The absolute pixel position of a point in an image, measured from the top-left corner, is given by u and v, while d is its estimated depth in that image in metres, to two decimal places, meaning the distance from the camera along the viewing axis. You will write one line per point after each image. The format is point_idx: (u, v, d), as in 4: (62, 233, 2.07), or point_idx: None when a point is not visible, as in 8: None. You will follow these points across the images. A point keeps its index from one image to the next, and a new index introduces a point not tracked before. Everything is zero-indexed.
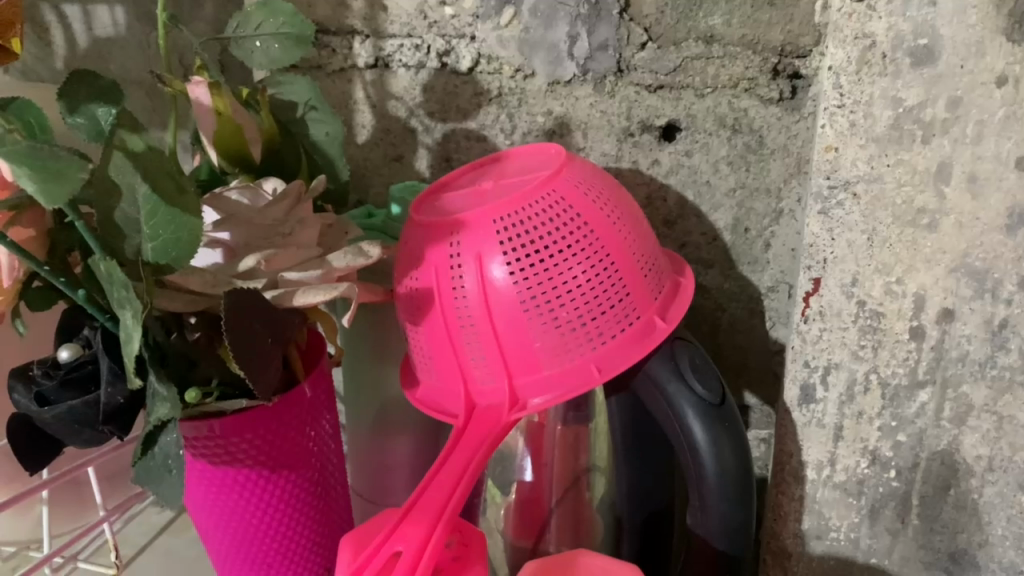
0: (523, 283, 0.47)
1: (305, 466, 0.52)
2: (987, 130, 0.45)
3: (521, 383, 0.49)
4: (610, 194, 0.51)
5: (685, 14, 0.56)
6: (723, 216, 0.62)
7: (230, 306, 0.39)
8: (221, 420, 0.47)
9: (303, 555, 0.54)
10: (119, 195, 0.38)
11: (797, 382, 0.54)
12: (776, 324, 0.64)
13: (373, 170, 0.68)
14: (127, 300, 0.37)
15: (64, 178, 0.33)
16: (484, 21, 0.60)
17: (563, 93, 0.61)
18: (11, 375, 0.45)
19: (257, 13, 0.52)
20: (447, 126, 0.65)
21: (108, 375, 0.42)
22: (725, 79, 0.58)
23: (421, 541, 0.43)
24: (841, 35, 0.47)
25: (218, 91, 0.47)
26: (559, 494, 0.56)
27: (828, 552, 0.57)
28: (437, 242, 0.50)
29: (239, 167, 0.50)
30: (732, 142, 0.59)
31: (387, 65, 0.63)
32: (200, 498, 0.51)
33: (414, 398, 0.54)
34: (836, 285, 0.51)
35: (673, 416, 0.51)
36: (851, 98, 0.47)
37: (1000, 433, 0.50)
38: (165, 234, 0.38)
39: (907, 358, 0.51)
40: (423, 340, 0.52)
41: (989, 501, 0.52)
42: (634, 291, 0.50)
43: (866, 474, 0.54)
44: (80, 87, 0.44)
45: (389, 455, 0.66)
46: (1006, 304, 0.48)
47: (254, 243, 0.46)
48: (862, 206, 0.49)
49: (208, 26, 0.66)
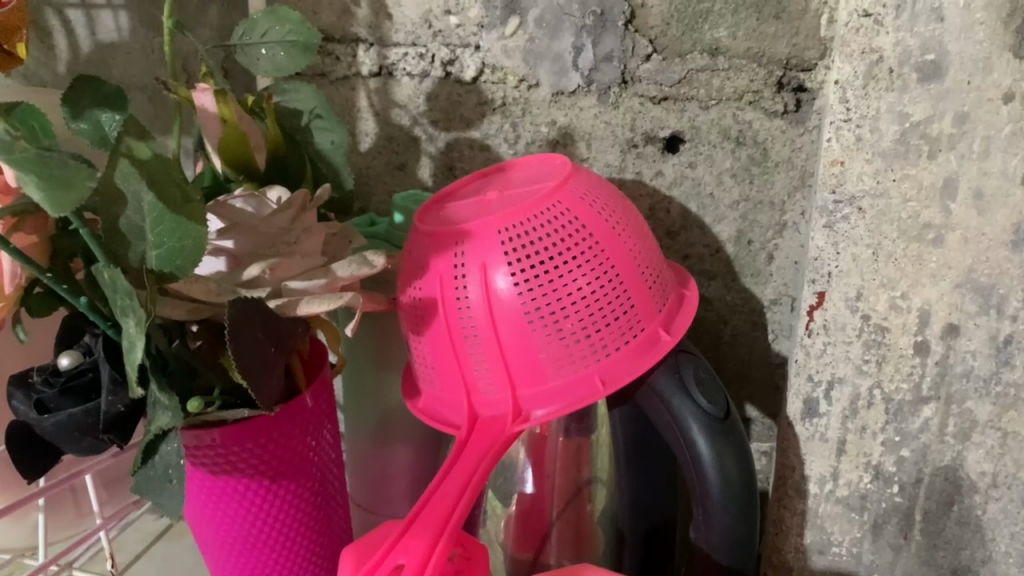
0: (527, 293, 0.47)
1: (305, 476, 0.51)
2: (993, 146, 0.45)
3: (524, 395, 0.49)
4: (615, 206, 0.51)
5: (690, 26, 0.57)
6: (726, 228, 0.62)
7: (233, 315, 0.39)
8: (222, 429, 0.46)
9: (302, 566, 0.53)
10: (124, 202, 0.38)
11: (800, 397, 0.54)
12: (778, 337, 0.64)
13: (375, 178, 0.68)
14: (130, 308, 0.37)
15: (73, 186, 0.33)
16: (489, 31, 0.60)
17: (567, 103, 0.61)
18: (11, 382, 0.45)
19: (263, 20, 0.51)
20: (451, 135, 0.64)
21: (109, 383, 0.41)
22: (729, 91, 0.58)
23: (423, 554, 0.43)
24: (847, 49, 0.46)
25: (224, 98, 0.47)
26: (560, 506, 0.56)
27: (830, 566, 0.57)
28: (442, 252, 0.49)
29: (243, 174, 0.50)
30: (735, 155, 0.59)
31: (391, 73, 0.63)
32: (199, 507, 0.50)
33: (416, 408, 0.54)
34: (840, 299, 0.51)
35: (677, 430, 0.50)
36: (857, 112, 0.47)
37: (1004, 449, 0.50)
38: (170, 242, 0.38)
39: (912, 373, 0.51)
40: (426, 349, 0.51)
41: (994, 518, 0.52)
42: (638, 303, 0.49)
43: (869, 489, 0.54)
44: (83, 93, 0.44)
45: (389, 464, 0.65)
46: (1012, 320, 0.48)
47: (258, 251, 0.46)
48: (868, 221, 0.49)
49: (211, 32, 0.66)
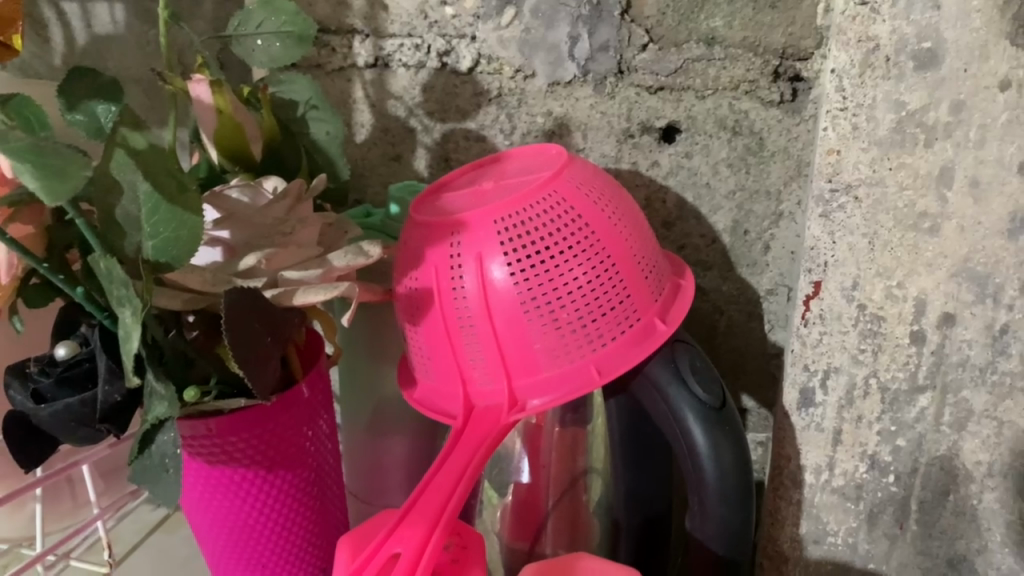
0: (523, 283, 0.47)
1: (301, 466, 0.51)
2: (989, 134, 0.45)
3: (520, 385, 0.49)
4: (611, 195, 0.51)
5: (686, 16, 0.56)
6: (722, 219, 0.62)
7: (227, 305, 0.39)
8: (218, 419, 0.46)
9: (299, 556, 0.54)
10: (119, 192, 0.38)
11: (796, 386, 0.54)
12: (774, 327, 0.64)
13: (371, 169, 0.67)
14: (126, 298, 0.37)
15: (69, 176, 0.33)
16: (485, 21, 0.60)
17: (563, 93, 0.61)
18: (8, 373, 0.45)
19: (259, 10, 0.51)
20: (447, 126, 0.64)
21: (105, 373, 0.41)
22: (725, 81, 0.58)
23: (420, 542, 0.43)
24: (844, 38, 0.47)
25: (219, 89, 0.47)
26: (556, 497, 0.56)
27: (826, 556, 0.57)
28: (438, 242, 0.49)
29: (239, 165, 0.50)
30: (732, 144, 0.59)
31: (387, 64, 0.63)
32: (195, 497, 0.50)
33: (412, 399, 0.54)
34: (836, 288, 0.51)
35: (673, 420, 0.50)
36: (853, 101, 0.47)
37: (1000, 438, 0.50)
38: (165, 232, 0.38)
39: (907, 362, 0.51)
40: (421, 339, 0.52)
41: (989, 507, 0.52)
42: (634, 292, 0.49)
43: (865, 479, 0.54)
44: (79, 83, 0.44)
45: (385, 455, 0.65)
46: (1007, 309, 0.48)
47: (254, 241, 0.46)
48: (863, 209, 0.49)
49: (206, 23, 0.66)
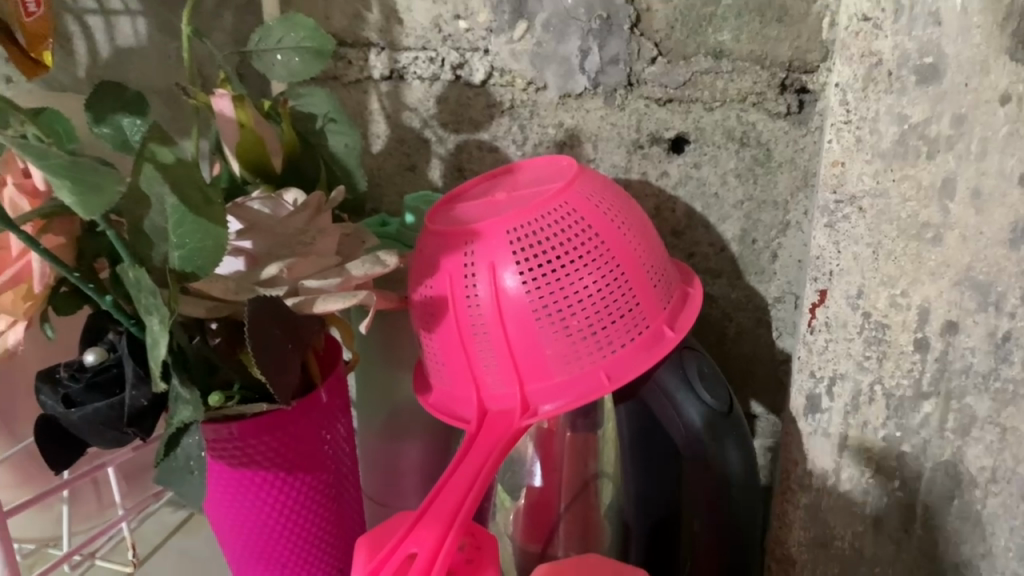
0: (535, 291, 0.48)
1: (319, 468, 0.53)
2: (991, 146, 0.46)
3: (531, 390, 0.50)
4: (621, 205, 0.52)
5: (694, 29, 0.58)
6: (730, 227, 0.63)
7: (252, 313, 0.41)
8: (241, 422, 0.48)
9: (317, 557, 0.55)
10: (148, 205, 0.40)
11: (803, 392, 0.55)
12: (782, 334, 0.65)
13: (387, 178, 0.69)
14: (154, 306, 0.38)
15: (103, 191, 0.34)
16: (497, 35, 0.61)
17: (574, 105, 0.62)
18: (39, 378, 0.47)
19: (278, 27, 0.53)
20: (461, 136, 0.66)
21: (133, 379, 0.43)
22: (732, 93, 0.59)
23: (436, 542, 0.44)
24: (847, 53, 0.48)
25: (241, 103, 0.49)
26: (568, 500, 0.58)
27: (832, 559, 0.58)
28: (452, 251, 0.51)
29: (260, 177, 0.52)
30: (739, 155, 0.60)
31: (402, 77, 0.65)
32: (216, 499, 0.52)
33: (426, 403, 0.55)
34: (842, 297, 0.52)
35: (681, 425, 0.52)
36: (857, 114, 0.49)
37: (1004, 445, 0.51)
38: (191, 243, 0.40)
39: (912, 370, 0.52)
40: (436, 345, 0.53)
41: (993, 513, 0.52)
42: (644, 300, 0.51)
43: (871, 484, 0.55)
44: (107, 98, 0.46)
45: (400, 459, 0.67)
46: (1010, 317, 0.48)
47: (275, 251, 0.48)
48: (867, 220, 0.50)
49: (227, 37, 0.68)
